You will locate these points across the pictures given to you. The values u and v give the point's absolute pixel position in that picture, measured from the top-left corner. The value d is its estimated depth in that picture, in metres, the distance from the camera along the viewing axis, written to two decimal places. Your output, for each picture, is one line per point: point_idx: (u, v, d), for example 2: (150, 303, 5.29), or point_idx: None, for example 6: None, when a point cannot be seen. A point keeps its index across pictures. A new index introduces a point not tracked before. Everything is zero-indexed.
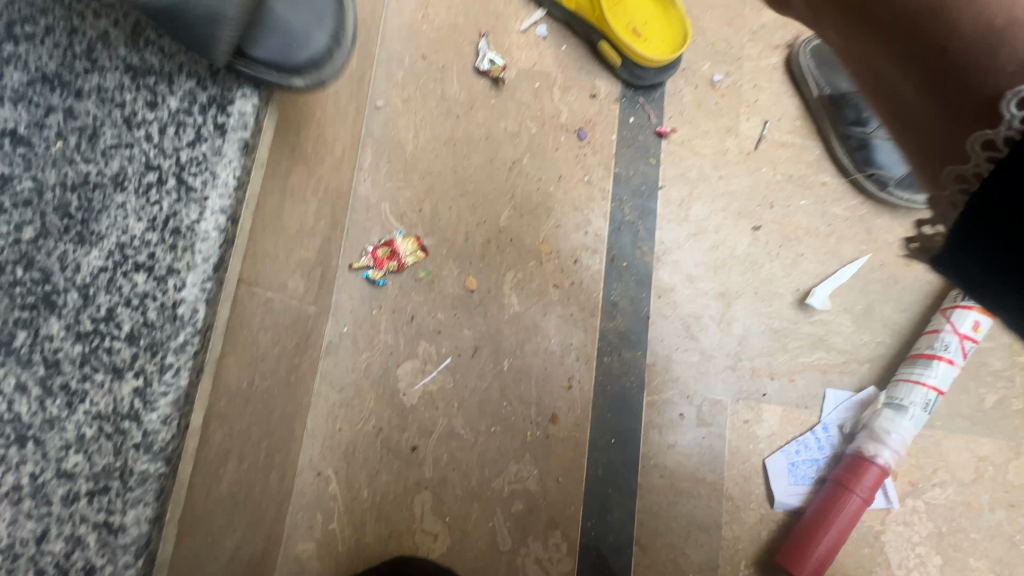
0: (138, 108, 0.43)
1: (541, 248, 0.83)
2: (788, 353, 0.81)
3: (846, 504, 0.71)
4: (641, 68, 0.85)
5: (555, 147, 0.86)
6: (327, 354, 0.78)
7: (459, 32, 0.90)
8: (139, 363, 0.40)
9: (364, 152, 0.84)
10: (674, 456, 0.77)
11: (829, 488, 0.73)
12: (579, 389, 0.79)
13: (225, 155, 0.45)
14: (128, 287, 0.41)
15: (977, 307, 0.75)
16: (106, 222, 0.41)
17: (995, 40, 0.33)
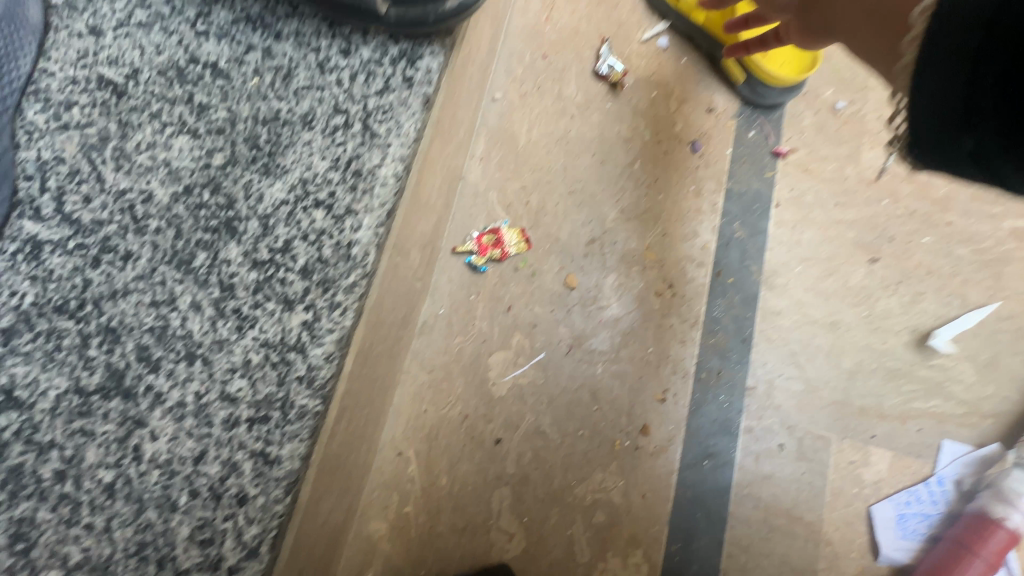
0: (332, 54, 0.44)
1: (646, 254, 0.81)
2: (901, 396, 0.75)
3: (969, 565, 0.65)
4: (765, 85, 0.84)
5: (667, 156, 0.85)
6: (421, 334, 0.77)
7: (581, 36, 0.91)
8: (310, 297, 0.39)
9: (478, 141, 0.85)
10: (771, 489, 0.73)
11: (952, 547, 0.67)
12: (674, 403, 0.75)
13: (410, 106, 0.44)
14: (306, 222, 0.41)
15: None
16: (292, 157, 0.42)
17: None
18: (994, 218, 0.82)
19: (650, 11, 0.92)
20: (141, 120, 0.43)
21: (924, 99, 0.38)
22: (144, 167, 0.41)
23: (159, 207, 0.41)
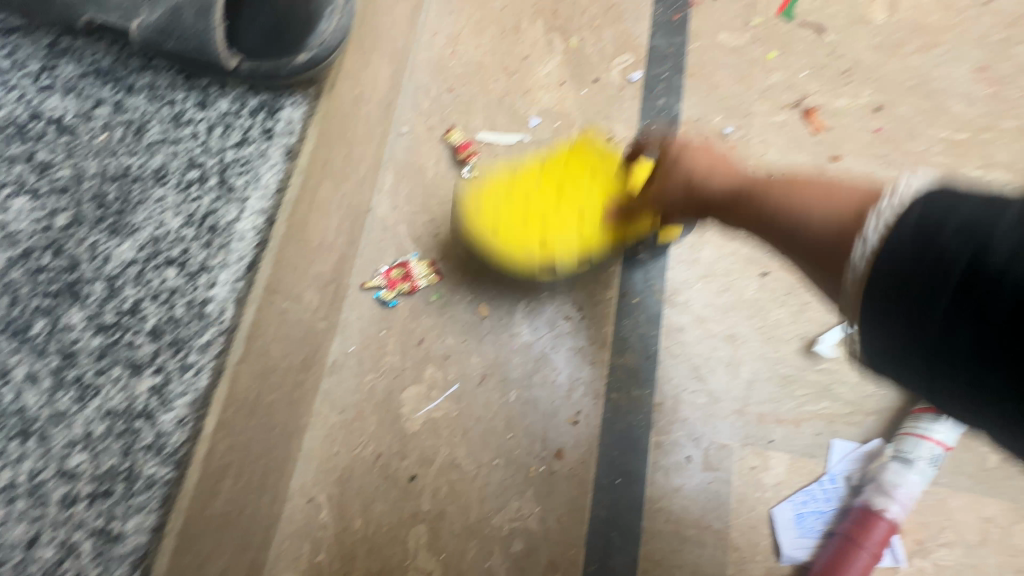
0: (189, 109, 0.46)
1: (554, 280, 0.83)
2: (794, 400, 0.81)
3: (855, 557, 0.70)
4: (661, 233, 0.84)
5: (572, 184, 0.89)
6: (330, 373, 0.76)
7: (485, 69, 0.94)
8: (159, 360, 0.43)
9: (385, 175, 0.86)
10: (680, 501, 0.75)
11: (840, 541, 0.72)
12: (586, 425, 0.77)
13: (270, 158, 0.47)
14: (156, 282, 0.43)
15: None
16: (142, 216, 0.44)
17: (833, 205, 0.49)
18: None
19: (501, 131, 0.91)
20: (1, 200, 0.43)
21: (903, 327, 0.40)
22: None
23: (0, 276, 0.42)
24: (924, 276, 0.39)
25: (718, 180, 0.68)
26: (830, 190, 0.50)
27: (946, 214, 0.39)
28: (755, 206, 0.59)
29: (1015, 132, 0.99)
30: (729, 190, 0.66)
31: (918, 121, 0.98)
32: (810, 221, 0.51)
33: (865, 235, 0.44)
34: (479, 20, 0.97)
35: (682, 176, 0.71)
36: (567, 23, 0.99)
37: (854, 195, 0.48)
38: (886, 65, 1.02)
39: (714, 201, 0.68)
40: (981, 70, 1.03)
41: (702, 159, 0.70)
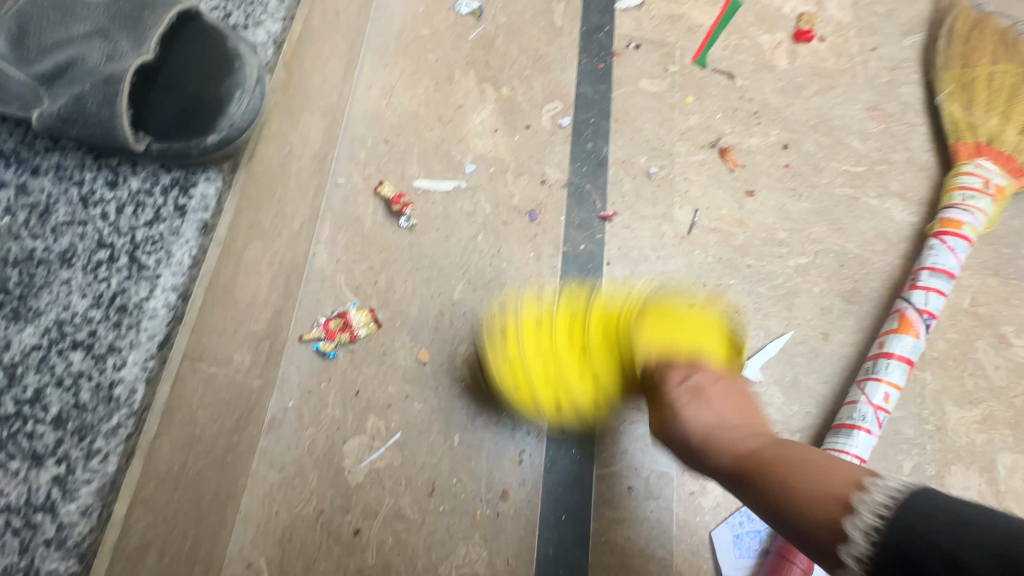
0: (98, 188, 0.46)
1: (493, 321, 0.85)
2: None
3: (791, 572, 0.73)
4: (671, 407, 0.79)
5: (508, 226, 0.92)
6: (269, 430, 0.75)
7: (420, 119, 0.98)
8: (63, 448, 0.42)
9: (323, 226, 0.87)
10: (624, 532, 0.78)
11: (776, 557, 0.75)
12: (530, 463, 0.79)
13: (182, 235, 0.47)
14: (62, 367, 0.42)
15: (885, 380, 0.86)
16: (47, 299, 0.43)
17: (818, 478, 0.53)
18: (781, 257, 0.98)
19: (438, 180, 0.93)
20: None
21: None
22: None
23: None
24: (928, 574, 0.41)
25: (725, 445, 0.64)
26: (817, 475, 0.53)
27: (935, 512, 0.44)
28: (754, 494, 0.57)
29: (904, 164, 1.10)
30: (738, 453, 0.62)
31: (820, 156, 1.08)
32: (812, 513, 0.51)
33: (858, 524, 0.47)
34: (413, 73, 1.02)
35: (682, 397, 0.68)
36: (498, 73, 1.05)
37: (842, 480, 0.51)
38: (790, 106, 1.12)
39: (723, 467, 0.63)
40: (871, 108, 1.14)
41: (725, 419, 0.66)
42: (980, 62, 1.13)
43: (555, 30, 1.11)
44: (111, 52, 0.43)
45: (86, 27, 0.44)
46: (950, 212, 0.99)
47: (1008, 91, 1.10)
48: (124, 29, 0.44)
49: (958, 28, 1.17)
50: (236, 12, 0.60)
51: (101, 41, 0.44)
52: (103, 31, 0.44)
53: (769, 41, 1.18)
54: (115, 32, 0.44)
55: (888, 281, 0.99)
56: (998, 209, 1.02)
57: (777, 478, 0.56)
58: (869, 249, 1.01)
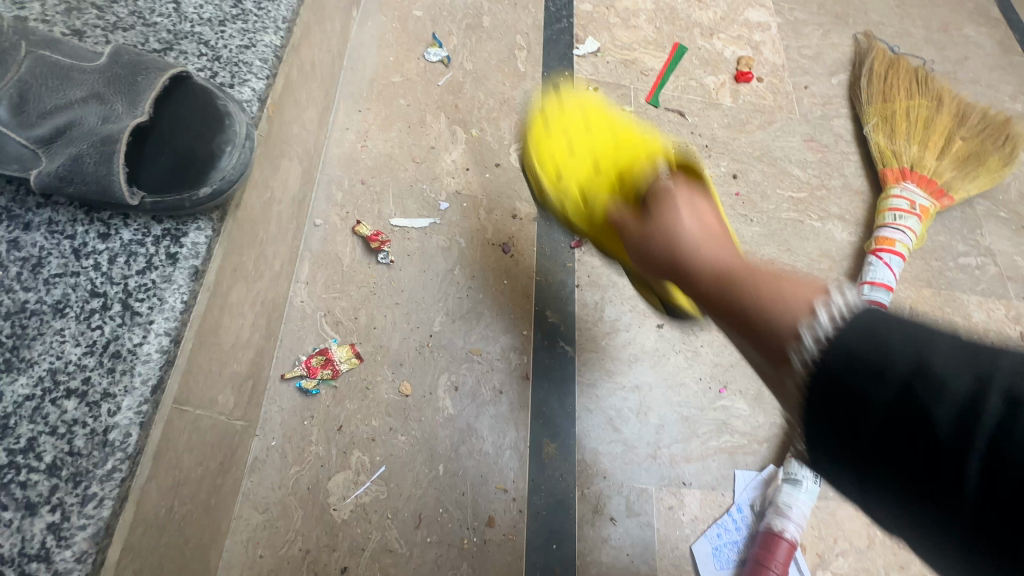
0: (89, 240, 0.48)
1: (472, 351, 0.88)
2: (699, 438, 0.89)
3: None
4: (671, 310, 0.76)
5: (482, 260, 0.96)
6: (252, 472, 0.75)
7: (394, 160, 1.03)
8: (57, 495, 0.43)
9: (302, 266, 0.89)
10: (609, 550, 0.80)
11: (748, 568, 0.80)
12: (515, 488, 0.81)
13: (175, 282, 0.50)
14: (56, 415, 0.44)
15: None
16: (40, 348, 0.45)
17: (785, 288, 0.47)
18: None
19: (413, 217, 0.97)
20: None
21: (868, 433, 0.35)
22: None
23: None
24: (872, 394, 0.35)
25: (708, 251, 0.58)
26: (775, 277, 0.49)
27: (889, 329, 0.38)
28: (736, 301, 0.51)
29: (841, 189, 1.21)
30: (718, 269, 0.55)
31: (767, 184, 1.18)
32: (790, 297, 0.46)
33: (816, 324, 0.42)
34: (386, 118, 1.07)
35: (679, 194, 0.64)
36: (467, 116, 1.11)
37: (805, 285, 0.46)
38: (737, 140, 1.23)
39: (696, 276, 0.57)
40: (808, 140, 1.26)
41: (704, 229, 0.60)
42: (896, 97, 1.27)
43: (519, 75, 1.19)
44: (107, 113, 0.47)
45: (80, 94, 0.47)
46: (883, 230, 1.10)
47: (923, 122, 1.24)
48: (119, 94, 0.48)
49: (876, 67, 1.32)
50: (221, 71, 0.59)
51: (97, 106, 0.47)
52: (100, 95, 0.47)
53: (713, 82, 1.30)
54: (111, 97, 0.47)
55: None
56: (923, 226, 1.13)
57: (754, 297, 0.49)
58: (816, 268, 1.11)
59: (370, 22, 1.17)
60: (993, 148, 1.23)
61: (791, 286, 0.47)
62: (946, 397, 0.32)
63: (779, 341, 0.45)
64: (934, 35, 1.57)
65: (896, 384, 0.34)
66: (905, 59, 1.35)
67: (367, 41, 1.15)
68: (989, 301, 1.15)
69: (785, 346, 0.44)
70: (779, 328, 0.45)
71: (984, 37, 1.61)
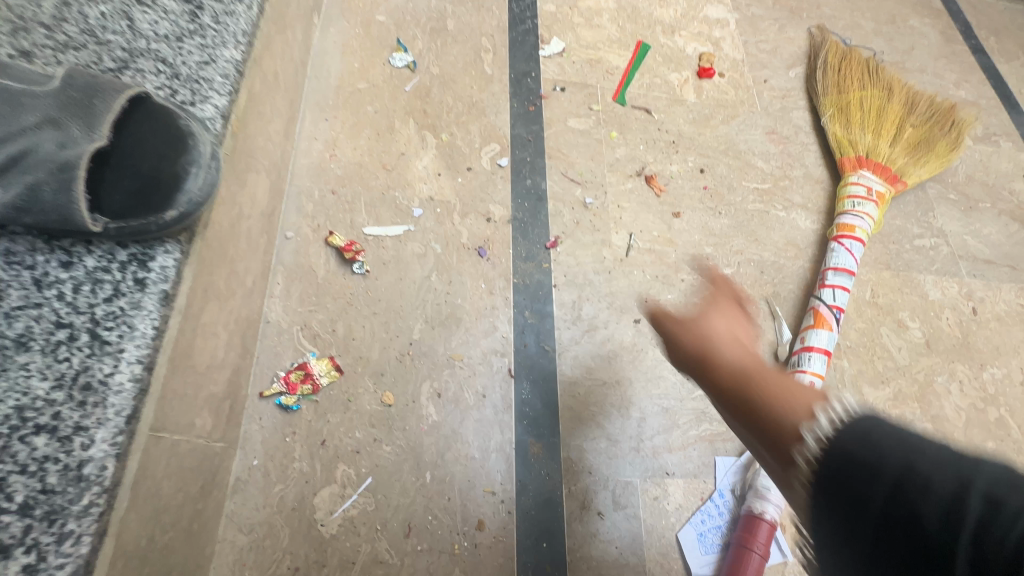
0: (51, 269, 0.47)
1: (453, 356, 0.89)
2: (679, 428, 0.92)
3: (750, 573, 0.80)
4: None
5: (459, 264, 0.97)
6: (234, 493, 0.74)
7: (364, 169, 1.02)
8: (32, 535, 0.42)
9: (275, 280, 0.88)
10: (598, 544, 0.81)
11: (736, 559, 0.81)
12: (503, 490, 0.81)
13: (144, 308, 0.51)
14: (25, 452, 0.43)
15: (809, 370, 0.97)
16: (4, 385, 0.43)
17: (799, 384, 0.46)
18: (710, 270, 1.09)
19: (387, 225, 0.97)
20: None
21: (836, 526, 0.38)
22: None
23: None
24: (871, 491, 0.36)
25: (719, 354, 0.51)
26: (786, 382, 0.46)
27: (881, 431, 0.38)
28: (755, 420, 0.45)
29: (802, 179, 1.26)
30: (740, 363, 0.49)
31: (733, 177, 1.22)
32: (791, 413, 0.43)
33: (816, 425, 0.41)
34: (354, 126, 1.06)
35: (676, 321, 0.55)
36: (436, 121, 1.11)
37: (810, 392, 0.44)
38: (702, 135, 1.26)
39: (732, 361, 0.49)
40: (770, 133, 1.31)
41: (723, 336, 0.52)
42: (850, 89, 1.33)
43: (486, 78, 1.20)
44: (65, 139, 0.46)
45: (30, 121, 0.45)
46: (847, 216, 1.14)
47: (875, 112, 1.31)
48: (79, 120, 0.47)
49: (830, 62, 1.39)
50: (180, 89, 0.59)
51: (55, 131, 0.46)
52: (56, 119, 0.46)
53: (677, 79, 1.33)
54: (70, 122, 0.46)
55: (801, 282, 1.12)
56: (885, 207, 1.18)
57: (765, 389, 0.46)
58: (784, 255, 1.14)
59: (333, 28, 1.16)
60: (941, 133, 1.30)
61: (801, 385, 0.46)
62: (889, 485, 0.35)
63: (778, 431, 0.43)
64: (880, 29, 1.66)
65: (890, 481, 0.36)
66: (852, 53, 1.42)
67: (331, 48, 1.13)
68: (944, 279, 1.21)
69: (788, 444, 0.42)
70: (789, 413, 0.43)
71: (925, 30, 1.70)
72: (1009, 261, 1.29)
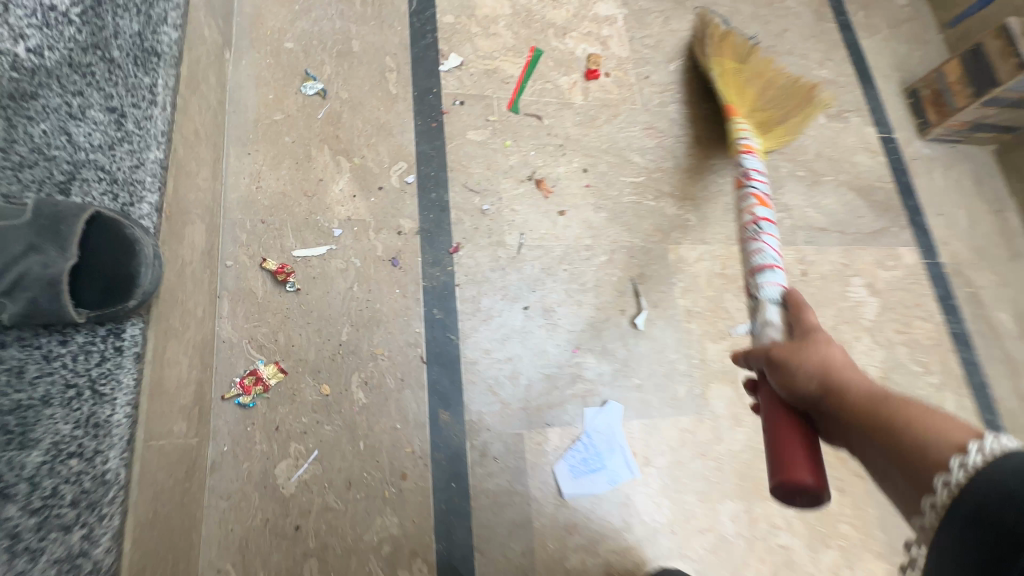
0: (53, 345, 0.66)
1: (376, 351, 1.13)
2: (558, 389, 1.20)
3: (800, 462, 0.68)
4: None
5: (376, 274, 1.18)
6: (213, 471, 0.98)
7: (288, 197, 1.19)
8: (83, 518, 0.64)
9: (222, 304, 1.08)
10: (494, 480, 1.11)
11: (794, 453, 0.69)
12: (420, 449, 1.09)
13: (126, 366, 0.74)
14: (66, 470, 0.63)
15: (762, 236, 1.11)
16: (40, 429, 0.62)
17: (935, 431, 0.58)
18: (588, 258, 1.33)
19: (312, 246, 1.16)
20: None
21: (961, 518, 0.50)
22: None
23: None
24: (1018, 523, 0.45)
25: (844, 375, 0.70)
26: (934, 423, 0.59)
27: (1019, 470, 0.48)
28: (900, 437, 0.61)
29: (673, 169, 1.49)
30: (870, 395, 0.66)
31: (612, 173, 1.44)
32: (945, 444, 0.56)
33: (964, 457, 0.53)
34: (275, 157, 1.22)
35: None
36: (348, 145, 1.27)
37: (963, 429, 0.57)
38: (586, 135, 1.46)
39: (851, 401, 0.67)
40: (647, 128, 1.52)
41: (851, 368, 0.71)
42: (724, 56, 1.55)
43: (391, 98, 1.35)
44: (63, 251, 0.65)
45: (28, 239, 0.62)
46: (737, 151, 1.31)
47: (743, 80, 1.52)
48: (76, 234, 0.66)
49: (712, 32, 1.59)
50: (120, 193, 0.80)
51: (54, 246, 0.64)
52: (59, 236, 0.64)
53: (566, 82, 1.50)
54: (69, 235, 0.65)
55: (665, 262, 1.38)
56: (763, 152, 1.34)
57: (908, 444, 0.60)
58: (651, 240, 1.39)
59: (244, 59, 1.28)
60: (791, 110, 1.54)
61: (943, 420, 0.59)
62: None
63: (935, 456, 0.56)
64: (759, 12, 1.83)
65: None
66: (735, 33, 1.66)
67: (245, 82, 1.26)
68: (783, 248, 1.50)
69: (931, 474, 0.55)
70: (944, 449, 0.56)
71: (799, 10, 1.89)
72: (840, 227, 1.58)
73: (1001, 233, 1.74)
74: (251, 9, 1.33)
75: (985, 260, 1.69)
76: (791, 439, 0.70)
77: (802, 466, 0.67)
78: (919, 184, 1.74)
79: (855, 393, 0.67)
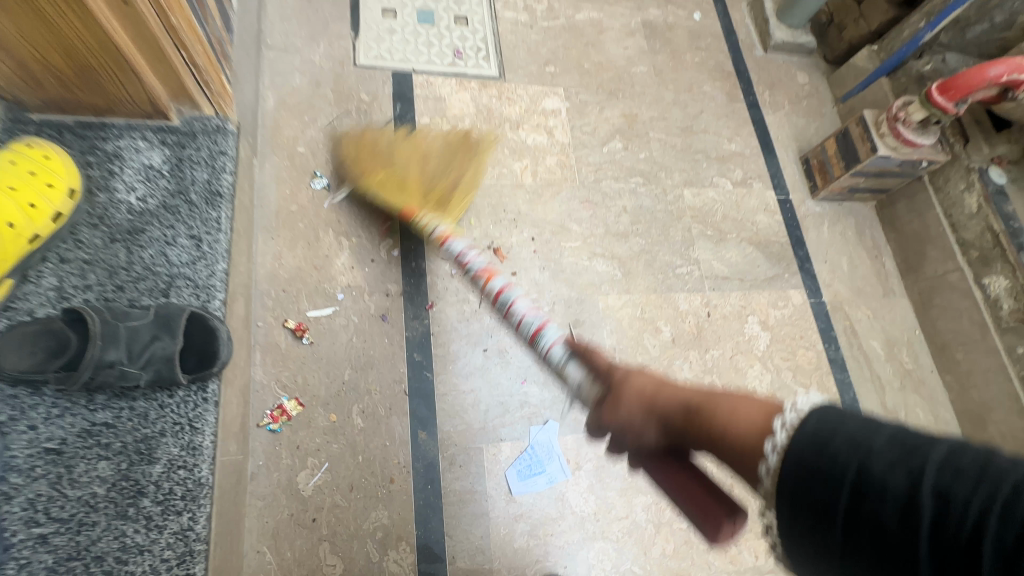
0: (165, 399, 1.05)
1: (370, 387, 1.50)
2: (509, 413, 1.58)
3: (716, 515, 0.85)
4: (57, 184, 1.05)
5: (370, 328, 1.57)
6: (252, 479, 1.35)
7: (302, 270, 1.58)
8: (188, 506, 1.02)
9: (255, 354, 1.46)
10: (460, 482, 1.48)
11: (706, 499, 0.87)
12: (404, 460, 1.46)
13: (208, 408, 1.08)
14: (177, 476, 1.03)
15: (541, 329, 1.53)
16: (160, 452, 1.02)
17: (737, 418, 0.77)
18: (535, 309, 1.72)
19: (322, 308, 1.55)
20: (89, 463, 0.97)
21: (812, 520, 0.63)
22: (85, 483, 0.96)
23: (102, 496, 0.97)
24: (832, 498, 0.61)
25: (668, 398, 0.91)
26: (733, 410, 0.79)
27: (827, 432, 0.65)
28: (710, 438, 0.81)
29: (603, 234, 1.90)
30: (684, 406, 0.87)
31: (555, 239, 1.84)
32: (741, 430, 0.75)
33: (771, 438, 0.70)
34: (292, 239, 1.60)
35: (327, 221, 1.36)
36: (348, 227, 1.66)
37: (750, 410, 0.76)
38: (534, 210, 1.86)
39: (677, 416, 0.88)
40: (584, 201, 1.93)
41: (663, 391, 0.93)
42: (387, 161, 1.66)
43: (380, 187, 1.75)
44: (171, 338, 1.03)
45: (150, 334, 1.01)
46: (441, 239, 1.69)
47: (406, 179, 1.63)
48: (178, 327, 1.04)
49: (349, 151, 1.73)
50: (202, 294, 1.13)
51: (165, 336, 1.02)
52: (167, 329, 1.03)
53: (519, 166, 1.91)
54: (173, 328, 1.03)
55: (596, 309, 1.77)
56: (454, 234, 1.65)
57: (721, 440, 0.79)
58: (584, 293, 1.79)
59: (267, 163, 1.67)
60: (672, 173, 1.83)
61: (738, 406, 0.78)
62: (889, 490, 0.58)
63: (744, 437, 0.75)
64: (679, 98, 2.26)
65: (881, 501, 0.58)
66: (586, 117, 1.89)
67: (268, 181, 1.65)
68: (692, 295, 1.90)
69: (750, 465, 0.72)
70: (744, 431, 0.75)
71: (714, 94, 2.33)
72: (740, 275, 1.99)
73: (877, 274, 2.15)
74: (271, 122, 1.72)
75: (862, 298, 2.10)
76: (681, 477, 0.90)
77: (709, 505, 0.85)
78: (810, 236, 2.16)
79: (668, 412, 0.90)
